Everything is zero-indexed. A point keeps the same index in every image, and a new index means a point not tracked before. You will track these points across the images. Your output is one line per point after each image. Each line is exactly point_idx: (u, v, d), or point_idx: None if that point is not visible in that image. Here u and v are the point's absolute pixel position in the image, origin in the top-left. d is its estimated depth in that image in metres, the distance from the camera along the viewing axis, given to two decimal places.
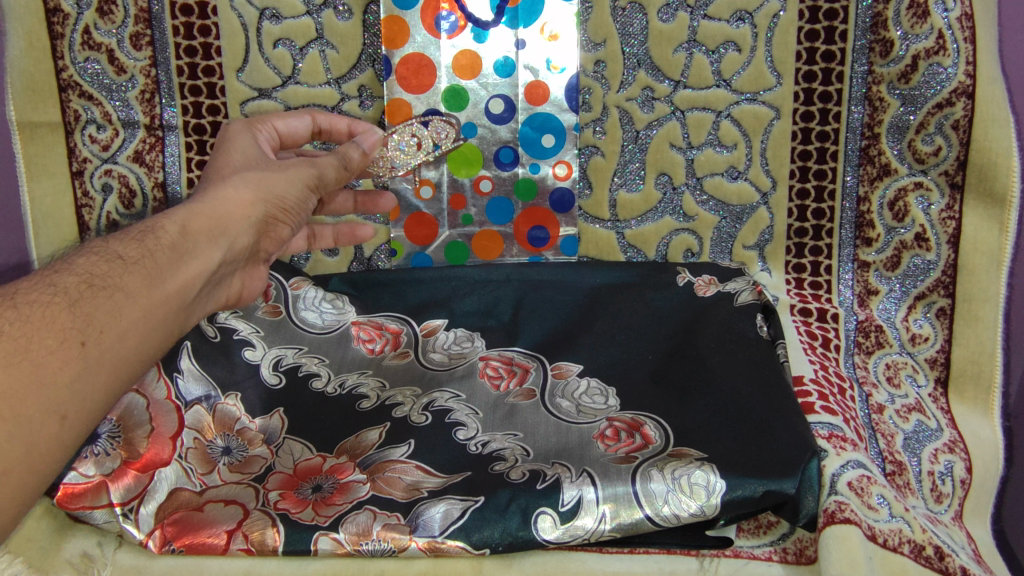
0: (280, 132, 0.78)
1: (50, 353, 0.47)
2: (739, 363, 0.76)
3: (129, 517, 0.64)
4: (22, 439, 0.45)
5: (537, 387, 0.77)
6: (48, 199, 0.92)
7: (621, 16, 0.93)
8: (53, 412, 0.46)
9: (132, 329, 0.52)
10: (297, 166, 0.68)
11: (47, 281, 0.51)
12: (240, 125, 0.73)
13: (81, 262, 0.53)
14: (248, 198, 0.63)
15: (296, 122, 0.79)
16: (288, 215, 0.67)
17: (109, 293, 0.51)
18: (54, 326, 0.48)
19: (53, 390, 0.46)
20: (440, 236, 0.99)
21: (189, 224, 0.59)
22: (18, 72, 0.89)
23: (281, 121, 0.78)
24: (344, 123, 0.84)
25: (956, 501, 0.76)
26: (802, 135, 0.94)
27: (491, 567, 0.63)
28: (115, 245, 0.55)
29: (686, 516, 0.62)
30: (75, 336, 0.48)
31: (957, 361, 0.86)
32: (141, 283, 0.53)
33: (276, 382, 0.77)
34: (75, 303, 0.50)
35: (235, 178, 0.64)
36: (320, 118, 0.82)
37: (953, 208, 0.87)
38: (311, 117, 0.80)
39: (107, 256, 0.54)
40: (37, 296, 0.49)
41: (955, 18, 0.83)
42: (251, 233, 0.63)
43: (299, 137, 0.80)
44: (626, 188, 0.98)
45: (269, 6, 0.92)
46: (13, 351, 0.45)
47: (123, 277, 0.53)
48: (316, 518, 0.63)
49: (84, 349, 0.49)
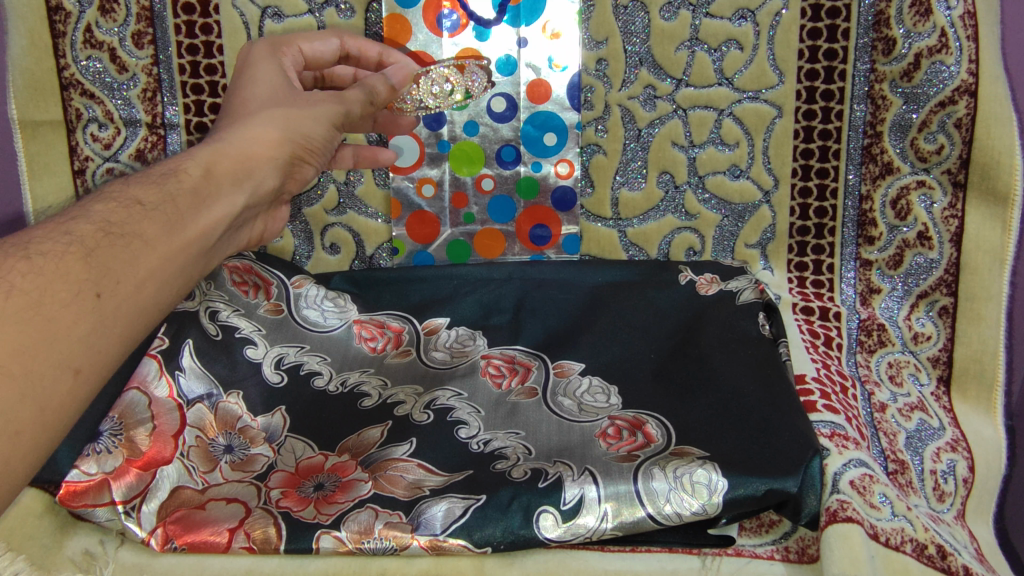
0: (306, 55, 0.80)
1: (63, 307, 0.46)
2: (741, 363, 0.76)
3: (131, 515, 0.64)
4: (35, 398, 0.44)
5: (540, 386, 0.77)
6: (49, 197, 0.93)
7: (624, 14, 0.92)
8: (66, 367, 0.46)
9: (150, 276, 0.52)
10: (324, 103, 0.71)
11: (62, 230, 0.50)
12: (264, 49, 0.75)
13: (98, 208, 0.53)
14: (276, 137, 0.66)
15: (323, 45, 0.81)
16: (314, 154, 0.71)
17: (126, 242, 0.51)
18: (70, 278, 0.47)
19: (64, 346, 0.46)
20: (441, 235, 0.99)
21: (213, 165, 0.61)
22: (20, 70, 0.89)
23: (308, 45, 0.80)
24: (376, 50, 0.84)
25: (959, 501, 0.76)
26: (804, 133, 0.93)
27: (493, 566, 0.63)
28: (135, 190, 0.56)
29: (688, 515, 0.62)
30: (90, 287, 0.48)
31: (960, 360, 0.86)
32: (160, 229, 0.54)
33: (277, 380, 0.77)
34: (91, 253, 0.49)
35: (262, 115, 0.66)
36: (351, 44, 0.83)
37: (955, 207, 0.86)
38: (340, 42, 0.82)
39: (124, 202, 0.54)
40: (51, 247, 0.48)
41: (958, 16, 0.83)
42: (276, 174, 0.66)
43: (325, 60, 0.82)
44: (628, 187, 0.98)
45: (271, 4, 0.92)
46: (28, 306, 0.44)
47: (142, 224, 0.53)
48: (317, 516, 0.63)
49: (100, 301, 0.48)
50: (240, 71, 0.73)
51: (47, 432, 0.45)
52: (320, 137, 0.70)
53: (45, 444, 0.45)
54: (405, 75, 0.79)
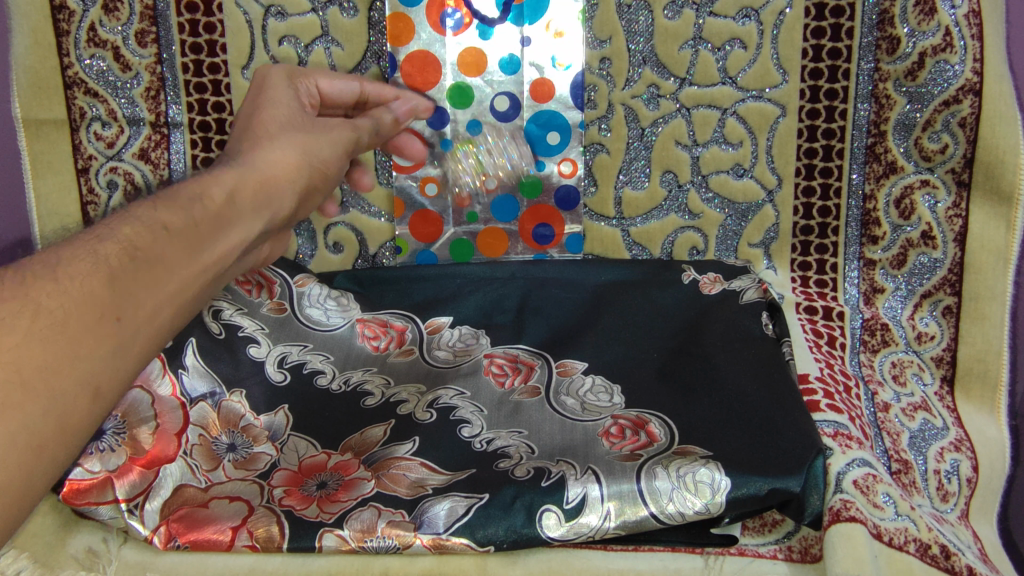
0: (323, 92, 0.78)
1: (87, 329, 0.46)
2: (745, 361, 0.76)
3: (134, 513, 0.64)
4: (56, 418, 0.43)
5: (540, 386, 0.77)
6: (53, 196, 0.93)
7: (627, 13, 0.92)
8: (87, 386, 0.45)
9: (166, 301, 0.52)
10: (338, 129, 0.72)
11: (88, 249, 0.49)
12: (280, 74, 0.73)
13: (124, 231, 0.52)
14: (295, 162, 0.65)
15: (342, 85, 0.79)
16: (326, 180, 0.70)
17: (151, 269, 0.51)
18: (94, 300, 0.47)
19: (85, 365, 0.45)
20: (445, 233, 0.99)
21: (237, 191, 0.60)
22: (24, 68, 0.89)
23: (327, 82, 0.78)
24: (392, 93, 0.85)
25: (962, 501, 0.75)
26: (808, 132, 0.94)
27: (495, 565, 0.63)
28: (161, 212, 0.55)
29: (692, 515, 0.62)
30: (111, 312, 0.47)
31: (964, 360, 0.86)
32: (182, 253, 0.54)
33: (281, 378, 0.77)
34: (115, 278, 0.49)
35: (283, 139, 0.66)
36: (370, 90, 0.82)
37: (959, 206, 0.86)
38: (360, 86, 0.81)
39: (150, 225, 0.53)
40: (78, 267, 0.47)
41: (963, 14, 0.83)
42: (293, 198, 0.66)
43: (341, 101, 0.80)
44: (631, 186, 0.98)
45: (275, 2, 0.92)
46: (55, 326, 0.44)
47: (165, 249, 0.53)
48: (321, 515, 0.63)
49: (119, 325, 0.48)
50: (252, 94, 0.71)
51: (69, 448, 0.44)
52: (335, 163, 0.71)
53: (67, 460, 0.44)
54: (409, 111, 0.86)
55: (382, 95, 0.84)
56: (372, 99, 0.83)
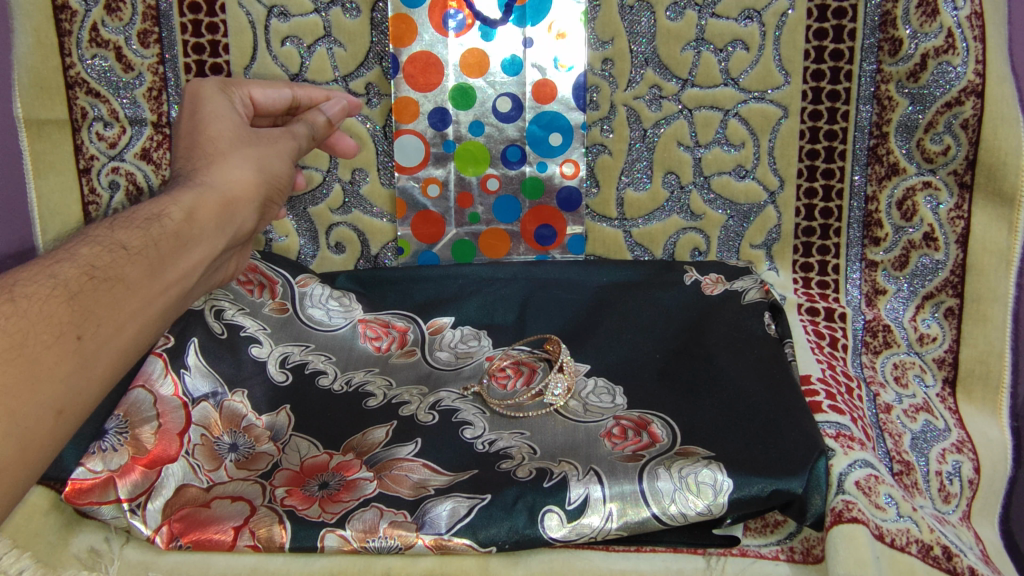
0: (256, 101, 0.77)
1: (46, 348, 0.46)
2: (747, 362, 0.76)
3: (136, 513, 0.64)
4: (17, 437, 0.44)
5: (556, 400, 0.74)
6: (54, 195, 0.92)
7: (630, 14, 0.92)
8: (49, 408, 0.46)
9: (132, 318, 0.53)
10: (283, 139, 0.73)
11: (46, 272, 0.50)
12: (215, 86, 0.73)
13: (83, 251, 0.53)
14: (252, 179, 0.67)
15: (274, 93, 0.77)
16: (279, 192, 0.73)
17: (110, 285, 0.52)
18: (52, 321, 0.47)
19: (49, 385, 0.46)
20: (446, 235, 0.98)
21: (196, 210, 0.61)
22: (26, 69, 0.89)
23: (258, 90, 0.76)
24: (322, 95, 0.82)
25: (965, 501, 0.74)
26: (811, 134, 0.94)
27: (497, 565, 0.63)
28: (119, 233, 0.56)
29: (693, 516, 0.62)
30: (71, 330, 0.48)
31: (966, 361, 0.85)
32: (143, 273, 0.55)
33: (282, 378, 0.78)
34: (75, 296, 0.49)
35: (237, 156, 0.67)
36: (302, 95, 0.80)
37: (961, 208, 0.86)
38: (292, 91, 0.79)
39: (108, 245, 0.54)
40: (35, 289, 0.48)
41: (965, 16, 0.83)
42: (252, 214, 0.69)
43: (275, 108, 0.78)
44: (633, 187, 0.98)
45: (277, 3, 0.92)
46: (11, 347, 0.44)
47: (125, 267, 0.54)
48: (322, 515, 0.63)
49: (80, 344, 0.48)
50: (189, 114, 0.71)
51: (25, 472, 0.45)
52: (286, 172, 0.72)
53: (21, 482, 0.44)
54: (342, 111, 0.81)
55: (313, 99, 0.82)
56: (304, 105, 0.81)
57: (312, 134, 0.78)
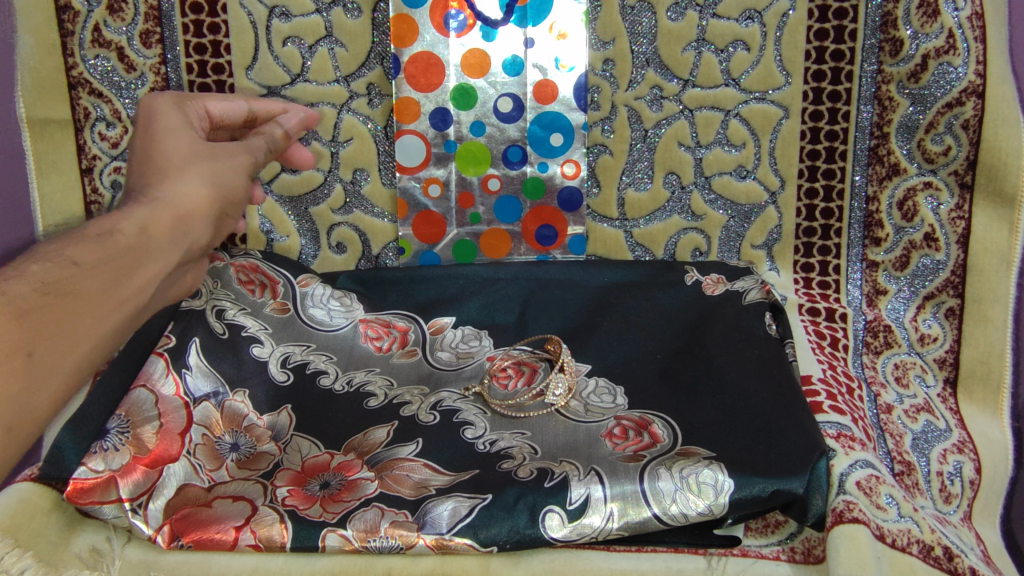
0: (211, 114, 0.75)
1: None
2: (749, 362, 0.76)
3: (138, 512, 0.64)
4: None
5: (557, 400, 0.74)
6: (57, 195, 0.93)
7: (631, 15, 0.92)
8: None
9: (85, 336, 0.54)
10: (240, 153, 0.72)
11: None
12: (167, 101, 0.71)
13: (33, 268, 0.53)
14: (205, 195, 0.67)
15: (229, 104, 0.76)
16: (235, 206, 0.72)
17: (63, 302, 0.53)
18: (5, 340, 0.48)
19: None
20: (447, 235, 0.98)
21: (149, 225, 0.62)
22: (28, 69, 0.89)
23: (213, 103, 0.75)
24: (279, 106, 0.81)
25: (965, 502, 0.74)
26: (812, 134, 0.94)
27: (498, 565, 0.63)
28: (70, 250, 0.56)
29: (694, 516, 0.62)
30: (21, 347, 0.49)
31: (967, 361, 0.85)
32: (99, 288, 0.56)
33: (284, 378, 0.78)
34: (23, 315, 0.50)
35: (192, 170, 0.67)
36: (258, 107, 0.79)
37: (963, 207, 0.86)
38: (248, 104, 0.77)
39: (59, 261, 0.55)
40: None
41: (965, 17, 0.83)
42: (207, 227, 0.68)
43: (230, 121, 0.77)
44: (634, 187, 0.98)
45: (279, 4, 0.92)
46: None
47: (80, 283, 0.55)
48: (323, 514, 0.63)
49: (30, 360, 0.49)
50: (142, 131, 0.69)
51: None
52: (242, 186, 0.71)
53: None
54: (300, 124, 0.80)
55: (270, 111, 0.80)
56: (262, 118, 0.80)
57: (270, 147, 0.76)
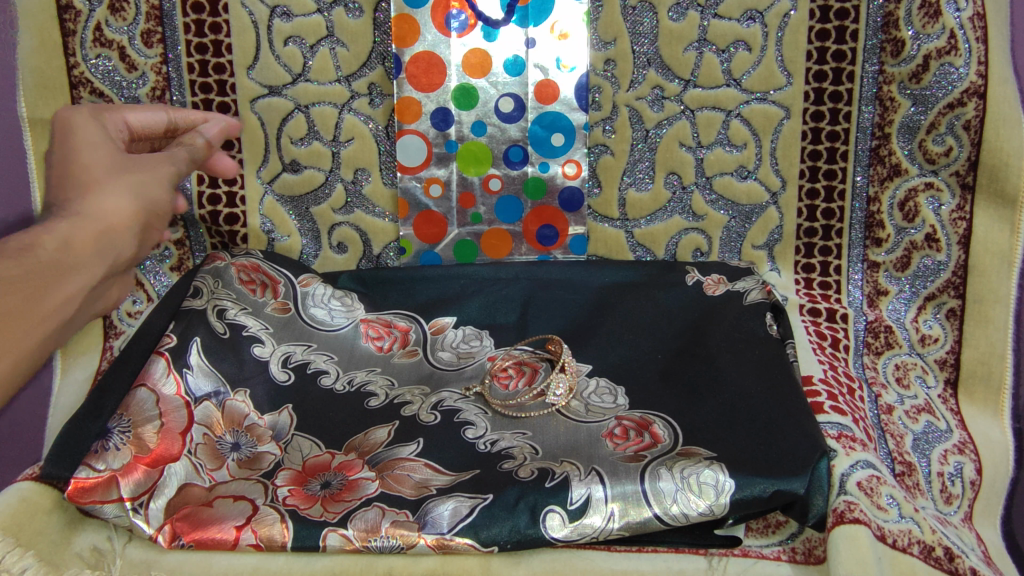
0: (131, 125, 0.72)
1: None
2: (750, 362, 0.76)
3: (139, 511, 0.64)
4: None
5: (558, 400, 0.74)
6: None
7: (632, 15, 0.93)
8: None
9: None
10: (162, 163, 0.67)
11: None
12: (86, 114, 0.67)
13: None
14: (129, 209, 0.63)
15: (151, 114, 0.73)
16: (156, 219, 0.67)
17: None
18: None
19: None
20: (449, 235, 0.98)
21: (71, 238, 0.60)
22: (30, 70, 0.89)
23: (132, 114, 0.72)
24: (199, 116, 0.78)
25: (966, 503, 0.74)
26: (813, 134, 0.94)
27: (498, 565, 0.63)
28: None
29: (695, 516, 0.62)
30: None
31: (967, 362, 0.85)
32: None
33: (285, 378, 0.78)
34: None
35: (114, 182, 0.63)
36: (178, 117, 0.76)
37: (964, 208, 0.86)
38: (168, 114, 0.75)
39: None
40: None
41: (967, 18, 0.83)
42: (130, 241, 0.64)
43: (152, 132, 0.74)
44: (635, 187, 0.98)
45: (280, 3, 0.92)
46: None
47: None
48: (324, 514, 0.63)
49: None
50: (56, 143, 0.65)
51: None
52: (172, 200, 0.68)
53: None
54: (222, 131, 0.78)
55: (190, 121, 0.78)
56: (183, 127, 0.77)
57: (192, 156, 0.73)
